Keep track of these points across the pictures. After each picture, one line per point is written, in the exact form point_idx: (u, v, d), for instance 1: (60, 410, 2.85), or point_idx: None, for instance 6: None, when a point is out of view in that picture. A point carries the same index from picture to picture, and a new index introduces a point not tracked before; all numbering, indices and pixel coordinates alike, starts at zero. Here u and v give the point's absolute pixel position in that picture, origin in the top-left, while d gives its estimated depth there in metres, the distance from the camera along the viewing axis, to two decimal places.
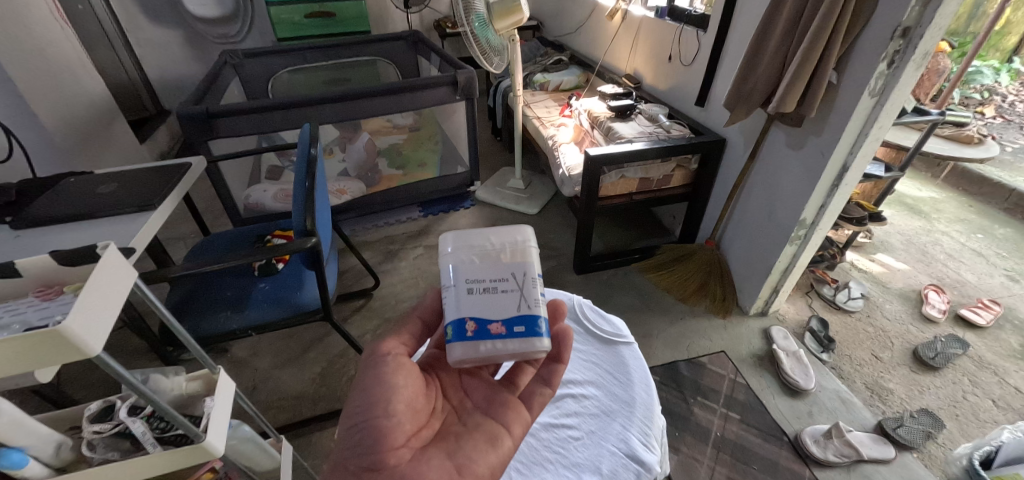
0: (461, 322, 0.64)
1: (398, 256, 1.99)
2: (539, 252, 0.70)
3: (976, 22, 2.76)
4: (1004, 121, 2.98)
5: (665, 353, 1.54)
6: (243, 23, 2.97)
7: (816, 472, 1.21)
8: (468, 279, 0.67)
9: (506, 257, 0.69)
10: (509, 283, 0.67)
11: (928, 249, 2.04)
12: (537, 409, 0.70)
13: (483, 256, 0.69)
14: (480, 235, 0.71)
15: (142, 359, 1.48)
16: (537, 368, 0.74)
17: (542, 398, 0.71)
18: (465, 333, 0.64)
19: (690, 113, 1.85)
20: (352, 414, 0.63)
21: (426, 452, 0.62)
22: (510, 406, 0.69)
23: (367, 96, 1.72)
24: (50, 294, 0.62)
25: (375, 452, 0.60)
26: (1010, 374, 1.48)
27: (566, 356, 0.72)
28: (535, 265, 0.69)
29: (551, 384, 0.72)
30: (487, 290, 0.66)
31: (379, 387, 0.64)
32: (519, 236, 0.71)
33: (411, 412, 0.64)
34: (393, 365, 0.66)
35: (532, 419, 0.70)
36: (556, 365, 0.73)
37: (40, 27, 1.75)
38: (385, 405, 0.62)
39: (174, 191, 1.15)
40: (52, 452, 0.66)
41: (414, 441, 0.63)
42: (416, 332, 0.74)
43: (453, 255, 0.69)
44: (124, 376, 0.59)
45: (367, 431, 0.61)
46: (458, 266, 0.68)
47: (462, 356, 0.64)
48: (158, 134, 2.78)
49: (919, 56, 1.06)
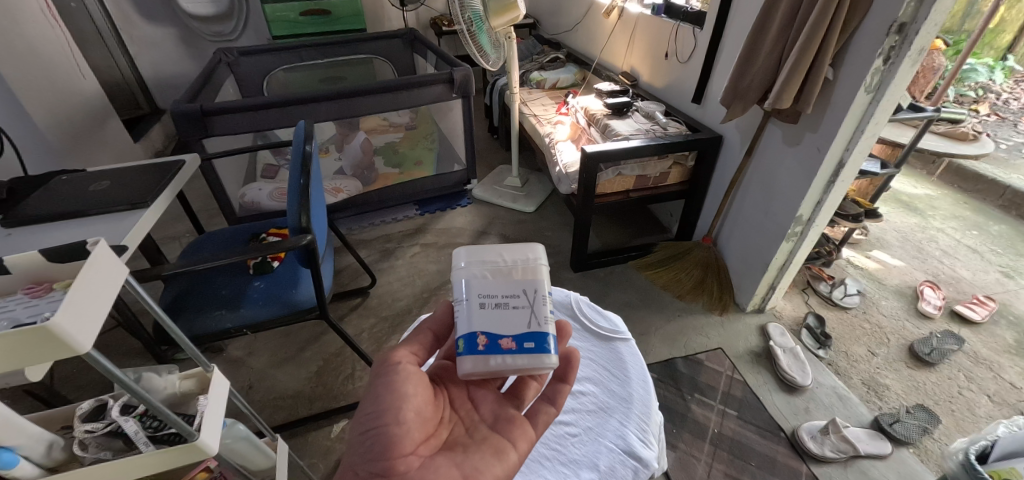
0: (473, 336, 0.64)
1: (395, 254, 1.98)
2: (549, 270, 0.69)
3: (971, 20, 2.78)
4: (998, 118, 3.00)
5: (663, 349, 1.54)
6: (238, 22, 2.96)
7: (813, 468, 1.21)
8: (480, 294, 0.67)
9: (517, 274, 0.69)
10: (520, 300, 0.67)
11: (924, 246, 2.04)
12: (542, 428, 0.70)
13: (496, 272, 0.69)
14: (492, 251, 0.71)
15: (136, 358, 1.47)
16: (542, 386, 0.74)
17: (547, 417, 0.71)
18: (476, 347, 0.63)
19: (687, 111, 1.85)
20: (363, 421, 0.63)
21: (435, 460, 0.62)
22: (516, 422, 0.68)
23: (362, 94, 1.70)
24: (39, 292, 0.60)
25: (384, 458, 0.59)
26: (1005, 369, 1.49)
27: (571, 378, 0.72)
28: (545, 282, 0.69)
29: (556, 403, 0.72)
30: (500, 306, 0.66)
31: (389, 395, 0.63)
32: (531, 254, 0.71)
33: (421, 420, 0.64)
34: (403, 374, 0.65)
35: (537, 436, 0.70)
36: (560, 385, 0.72)
37: (33, 25, 1.73)
38: (395, 413, 0.62)
39: (167, 189, 1.14)
40: (43, 452, 0.65)
41: (423, 449, 0.63)
42: (427, 343, 0.73)
43: (465, 270, 0.69)
44: (115, 375, 0.58)
45: (377, 438, 0.61)
46: (471, 280, 0.68)
47: (472, 370, 0.63)
48: (152, 133, 2.76)
49: (914, 52, 1.07)
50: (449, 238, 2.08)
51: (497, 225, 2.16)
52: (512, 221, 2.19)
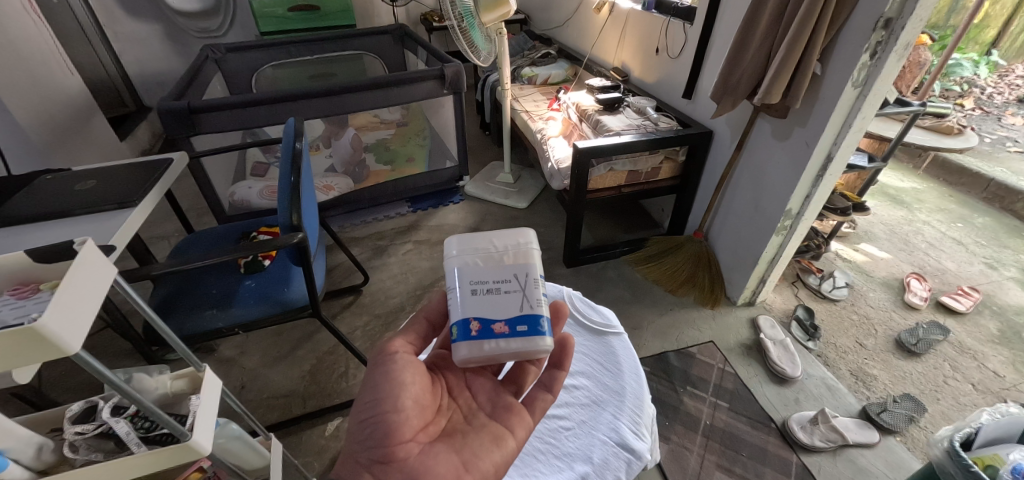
0: (466, 322, 0.64)
1: (387, 252, 1.97)
2: (541, 254, 0.69)
3: (956, 16, 2.81)
4: (982, 112, 3.06)
5: (655, 343, 1.56)
6: (224, 16, 2.91)
7: (803, 458, 1.23)
8: (472, 281, 0.67)
9: (508, 260, 0.69)
10: (512, 285, 0.67)
11: (910, 238, 2.08)
12: (540, 414, 0.71)
13: (487, 259, 0.69)
14: (483, 239, 0.70)
15: (126, 359, 1.46)
16: (540, 373, 0.73)
17: (545, 404, 0.71)
18: (469, 332, 0.64)
19: (678, 106, 1.86)
20: (362, 409, 0.63)
21: (434, 447, 0.63)
22: (514, 410, 0.69)
23: (351, 91, 1.69)
24: (25, 293, 0.58)
25: (385, 445, 0.60)
26: (988, 358, 1.52)
27: (566, 364, 0.73)
28: (537, 266, 0.69)
29: (553, 390, 0.72)
30: (491, 291, 0.66)
31: (387, 384, 0.63)
32: (521, 239, 0.70)
33: (419, 408, 0.64)
34: (401, 363, 0.66)
35: (535, 423, 0.70)
36: (556, 371, 0.73)
37: (13, 22, 1.69)
38: (394, 401, 0.62)
39: (156, 187, 1.12)
40: (33, 454, 0.65)
41: (422, 436, 0.64)
42: (423, 333, 0.73)
43: (458, 257, 0.69)
44: (106, 375, 0.58)
45: (377, 426, 0.61)
46: (463, 268, 0.68)
47: (468, 356, 0.63)
48: (139, 131, 2.73)
49: (901, 46, 1.08)
50: (442, 234, 2.07)
51: (490, 221, 2.16)
52: (504, 217, 2.20)
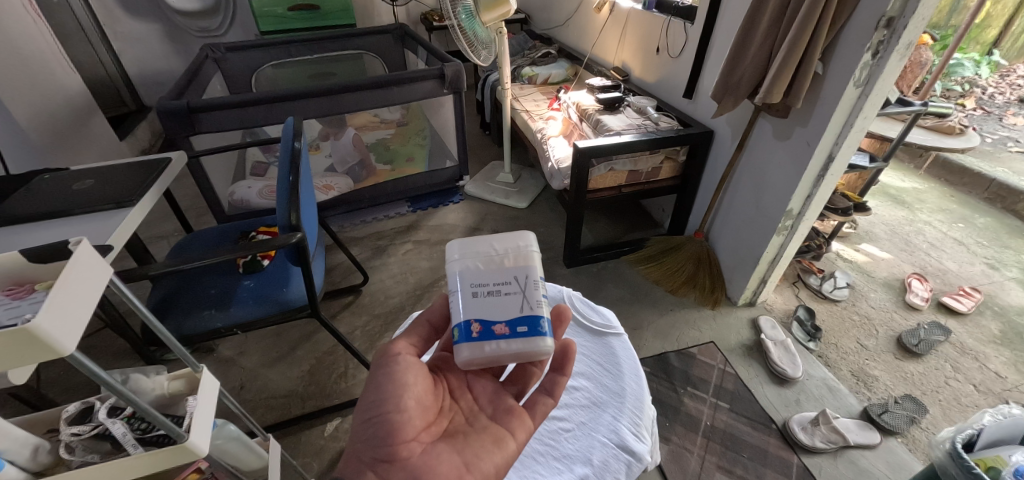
0: (467, 323, 0.64)
1: (387, 251, 1.97)
2: (541, 256, 0.69)
3: (958, 15, 2.81)
4: (983, 112, 3.05)
5: (655, 344, 1.55)
6: (225, 16, 2.90)
7: (804, 459, 1.23)
8: (473, 283, 0.67)
9: (509, 262, 0.68)
10: (512, 287, 0.66)
11: (912, 239, 2.07)
12: (541, 417, 0.70)
13: (488, 262, 0.68)
14: (484, 242, 0.70)
15: (125, 359, 1.45)
16: (542, 376, 0.73)
17: (546, 407, 0.71)
18: (471, 334, 0.63)
19: (679, 106, 1.85)
20: (364, 409, 0.63)
21: (436, 447, 0.62)
22: (515, 413, 0.68)
23: (351, 90, 1.68)
24: (19, 293, 0.58)
25: (387, 444, 0.60)
26: (990, 359, 1.51)
27: (568, 367, 0.72)
28: (537, 268, 0.68)
29: (554, 394, 0.71)
30: (492, 293, 0.66)
31: (390, 385, 0.63)
32: (521, 242, 0.70)
33: (422, 408, 0.64)
34: (403, 364, 0.65)
35: (535, 426, 0.69)
36: (557, 375, 0.72)
37: (13, 22, 1.69)
38: (396, 401, 0.62)
39: (154, 187, 1.12)
40: (29, 455, 0.64)
41: (425, 435, 0.63)
42: (425, 334, 0.72)
43: (459, 262, 0.68)
44: (101, 377, 0.57)
45: (379, 425, 0.61)
46: (464, 272, 0.68)
47: (470, 357, 0.63)
48: (139, 130, 2.73)
49: (902, 46, 1.07)
50: (441, 234, 2.07)
51: (490, 221, 2.16)
52: (505, 217, 2.19)
